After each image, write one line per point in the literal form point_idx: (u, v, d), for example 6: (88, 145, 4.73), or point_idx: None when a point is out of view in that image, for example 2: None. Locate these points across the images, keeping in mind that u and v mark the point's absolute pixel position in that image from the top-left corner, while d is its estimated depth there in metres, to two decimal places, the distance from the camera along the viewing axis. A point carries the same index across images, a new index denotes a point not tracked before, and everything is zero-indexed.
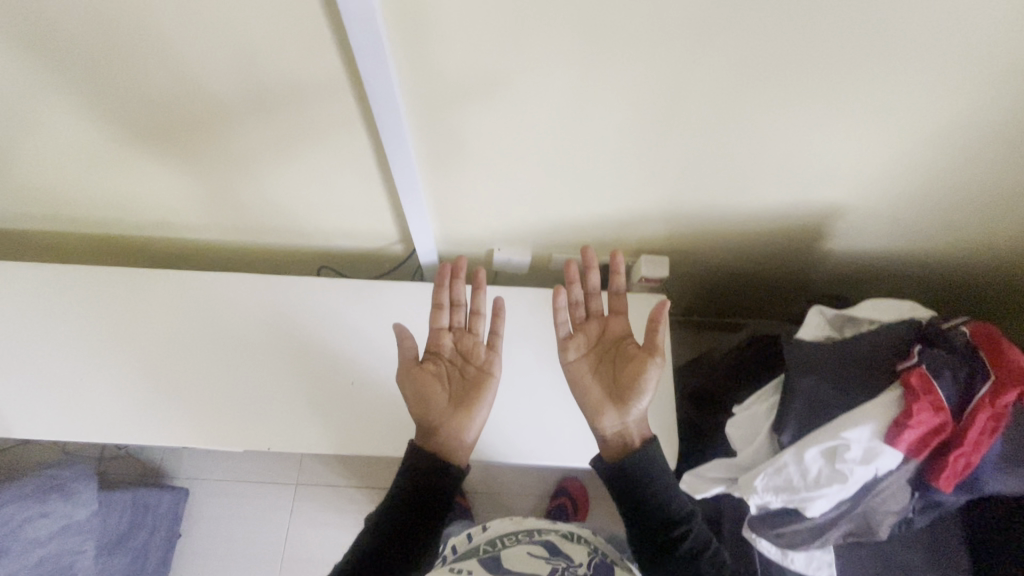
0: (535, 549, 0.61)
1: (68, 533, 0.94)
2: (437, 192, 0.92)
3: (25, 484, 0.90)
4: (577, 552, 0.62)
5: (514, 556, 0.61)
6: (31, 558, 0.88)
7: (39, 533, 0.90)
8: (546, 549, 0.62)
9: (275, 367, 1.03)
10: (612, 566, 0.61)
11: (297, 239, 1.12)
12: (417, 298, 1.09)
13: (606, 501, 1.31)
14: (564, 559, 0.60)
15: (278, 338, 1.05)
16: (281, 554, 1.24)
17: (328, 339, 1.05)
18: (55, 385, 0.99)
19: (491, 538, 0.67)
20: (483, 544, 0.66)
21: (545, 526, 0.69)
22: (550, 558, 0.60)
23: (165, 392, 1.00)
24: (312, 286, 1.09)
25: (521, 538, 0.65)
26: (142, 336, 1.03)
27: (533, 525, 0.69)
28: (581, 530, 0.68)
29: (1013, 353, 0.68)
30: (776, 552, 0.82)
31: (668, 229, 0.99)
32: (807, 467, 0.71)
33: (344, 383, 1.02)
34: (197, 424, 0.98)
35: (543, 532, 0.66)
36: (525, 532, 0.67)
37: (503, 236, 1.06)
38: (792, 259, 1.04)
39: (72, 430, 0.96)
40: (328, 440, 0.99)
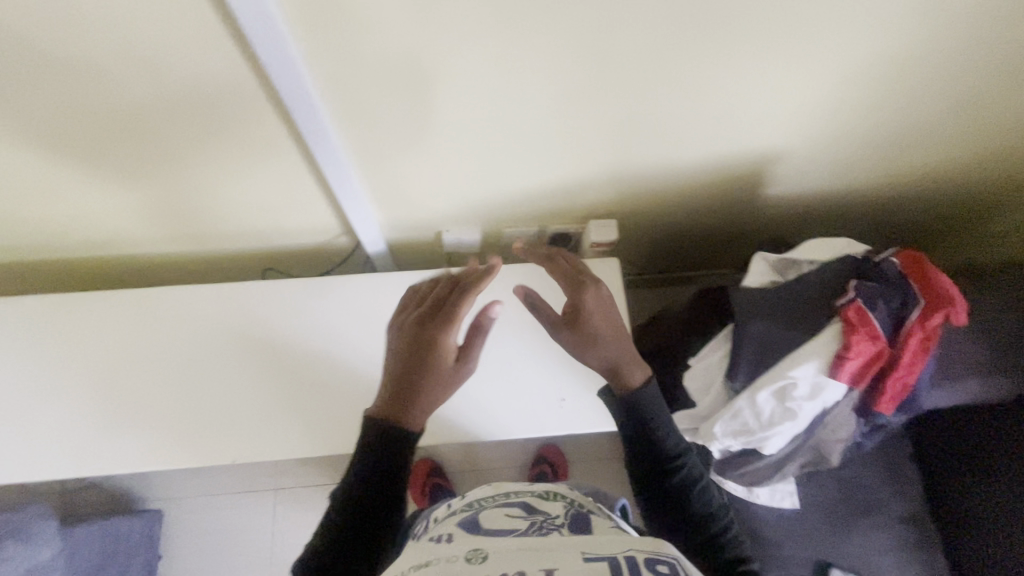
0: (512, 511, 0.59)
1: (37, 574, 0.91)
2: (373, 180, 0.89)
3: None
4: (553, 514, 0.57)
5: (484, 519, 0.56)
6: None
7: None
8: (523, 509, 0.59)
9: (234, 378, 1.00)
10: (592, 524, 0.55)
11: (234, 242, 1.06)
12: (369, 289, 1.06)
13: (583, 461, 1.34)
14: (540, 514, 0.58)
15: (234, 348, 1.01)
16: (271, 559, 1.23)
17: (284, 342, 1.02)
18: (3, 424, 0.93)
19: (468, 503, 0.63)
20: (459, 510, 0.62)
21: (524, 489, 0.63)
22: (528, 516, 0.58)
23: (115, 419, 0.96)
24: (260, 290, 1.05)
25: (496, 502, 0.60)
26: (81, 365, 0.98)
27: (511, 489, 0.63)
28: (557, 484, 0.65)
29: (939, 276, 0.72)
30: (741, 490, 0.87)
31: (613, 191, 0.99)
32: (761, 409, 0.74)
33: (306, 385, 1.00)
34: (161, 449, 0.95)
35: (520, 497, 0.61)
36: (501, 497, 0.62)
37: (448, 217, 1.03)
38: (735, 207, 1.05)
39: (22, 469, 0.91)
40: (302, 444, 0.97)
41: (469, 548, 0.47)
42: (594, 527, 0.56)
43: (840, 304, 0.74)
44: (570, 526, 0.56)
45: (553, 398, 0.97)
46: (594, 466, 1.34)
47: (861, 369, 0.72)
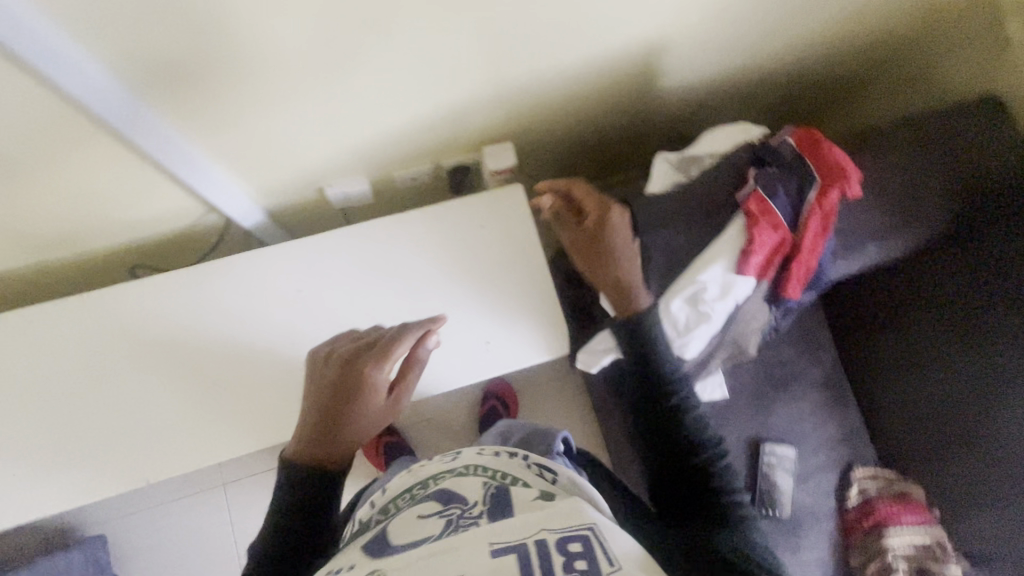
0: (427, 509, 0.48)
1: None
2: (217, 149, 0.75)
3: None
4: (469, 490, 0.50)
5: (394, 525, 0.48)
6: None
7: None
8: (439, 501, 0.49)
9: (132, 400, 0.90)
10: (511, 502, 0.48)
11: (83, 251, 0.91)
12: (258, 266, 0.95)
13: (532, 387, 1.35)
14: (458, 506, 0.48)
15: (121, 368, 0.91)
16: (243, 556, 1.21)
17: (178, 347, 0.92)
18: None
19: (382, 508, 0.52)
20: (371, 520, 0.51)
21: (439, 465, 0.54)
22: (444, 511, 0.48)
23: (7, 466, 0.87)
24: (132, 299, 0.92)
25: (409, 495, 0.51)
26: None
27: (426, 470, 0.54)
28: (484, 454, 0.54)
29: (833, 151, 0.71)
30: None
31: (500, 113, 0.89)
32: (677, 319, 0.73)
33: (214, 384, 0.92)
34: (76, 488, 0.89)
35: (435, 480, 0.52)
36: (415, 484, 0.52)
37: (325, 172, 0.91)
38: (635, 106, 0.98)
39: None
40: (230, 450, 0.92)
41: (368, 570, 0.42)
42: (519, 505, 0.47)
43: (741, 195, 0.72)
44: (492, 513, 0.46)
45: (479, 342, 0.93)
46: (543, 390, 1.36)
47: (765, 258, 0.72)
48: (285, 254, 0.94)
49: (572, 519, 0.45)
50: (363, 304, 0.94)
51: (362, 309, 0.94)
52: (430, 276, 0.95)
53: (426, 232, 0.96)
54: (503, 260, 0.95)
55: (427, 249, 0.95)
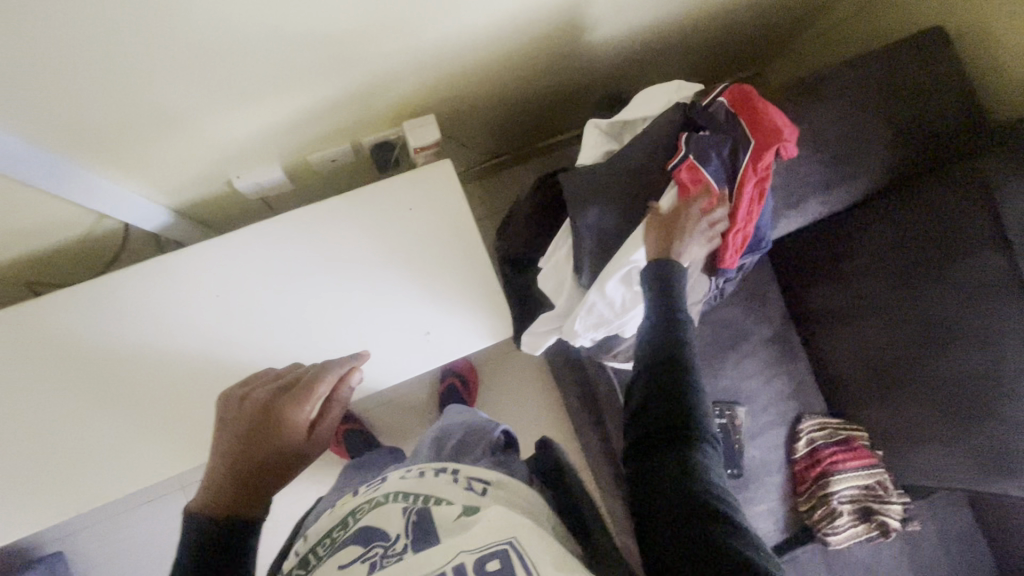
0: (345, 556, 0.43)
1: None
2: (80, 146, 0.66)
3: None
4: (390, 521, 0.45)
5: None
6: None
7: None
8: (359, 544, 0.44)
9: (47, 429, 0.83)
10: (433, 530, 0.43)
11: None
12: (170, 272, 0.86)
13: (492, 362, 1.33)
14: (379, 544, 0.43)
15: (28, 396, 0.83)
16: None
17: (89, 367, 0.84)
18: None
19: (300, 561, 0.46)
20: (292, 573, 0.46)
21: (362, 498, 0.49)
22: (363, 555, 0.43)
23: None
24: (29, 320, 0.83)
25: (328, 539, 0.46)
26: None
27: (350, 507, 0.49)
28: (408, 478, 0.50)
29: (765, 109, 0.66)
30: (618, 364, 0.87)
31: (415, 81, 0.80)
32: (612, 300, 0.70)
33: (139, 402, 0.86)
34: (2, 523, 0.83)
35: (354, 515, 0.48)
36: (336, 525, 0.48)
37: (228, 162, 0.82)
38: (567, 62, 0.90)
39: None
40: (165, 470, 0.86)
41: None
42: (442, 529, 0.43)
43: (671, 165, 0.68)
44: (416, 546, 0.42)
45: (419, 334, 0.89)
46: (504, 363, 1.34)
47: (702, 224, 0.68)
48: (196, 256, 0.86)
49: (491, 532, 0.41)
50: (291, 303, 0.88)
51: (290, 307, 0.87)
52: (360, 267, 0.88)
53: (350, 219, 0.89)
54: (436, 243, 0.89)
55: (353, 237, 0.88)
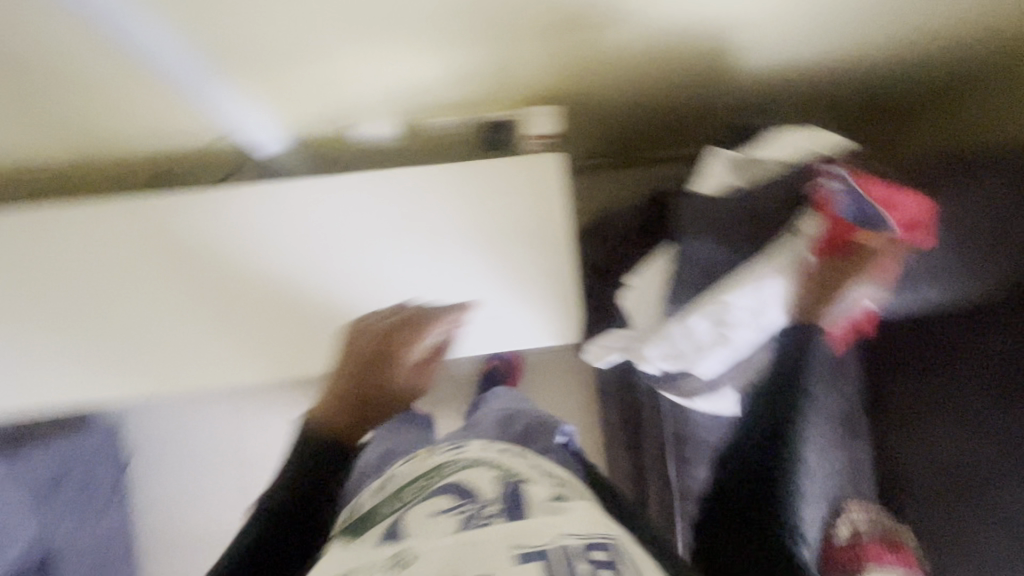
0: (441, 504, 0.48)
1: None
2: (236, 59, 0.70)
3: None
4: (483, 488, 0.50)
5: (408, 518, 0.47)
6: None
7: None
8: (454, 497, 0.48)
9: (145, 315, 0.91)
10: (525, 499, 0.48)
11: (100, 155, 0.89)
12: (273, 197, 0.90)
13: (540, 356, 1.33)
14: (471, 502, 0.48)
15: (135, 282, 0.90)
16: (241, 468, 1.27)
17: (193, 268, 0.90)
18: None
19: (391, 496, 0.51)
20: (381, 505, 0.51)
21: (449, 458, 0.55)
22: (460, 507, 0.47)
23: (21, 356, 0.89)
24: (151, 213, 0.90)
25: (418, 485, 0.51)
26: None
27: (434, 463, 0.55)
28: (488, 451, 0.56)
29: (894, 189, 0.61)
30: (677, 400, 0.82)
31: (548, 60, 0.80)
32: (694, 332, 0.68)
33: (223, 308, 0.91)
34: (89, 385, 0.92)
35: (445, 471, 0.52)
36: (424, 475, 0.53)
37: (353, 104, 0.85)
38: (701, 75, 0.88)
39: None
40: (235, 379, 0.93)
41: (392, 552, 0.44)
42: (534, 506, 0.47)
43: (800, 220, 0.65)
44: (510, 512, 0.46)
45: (489, 316, 0.91)
46: (551, 360, 1.33)
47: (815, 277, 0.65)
48: (306, 189, 0.90)
49: (589, 528, 0.45)
50: (377, 253, 0.91)
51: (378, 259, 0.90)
52: (451, 237, 0.90)
53: (454, 187, 0.90)
54: (529, 232, 0.90)
55: (452, 206, 0.90)
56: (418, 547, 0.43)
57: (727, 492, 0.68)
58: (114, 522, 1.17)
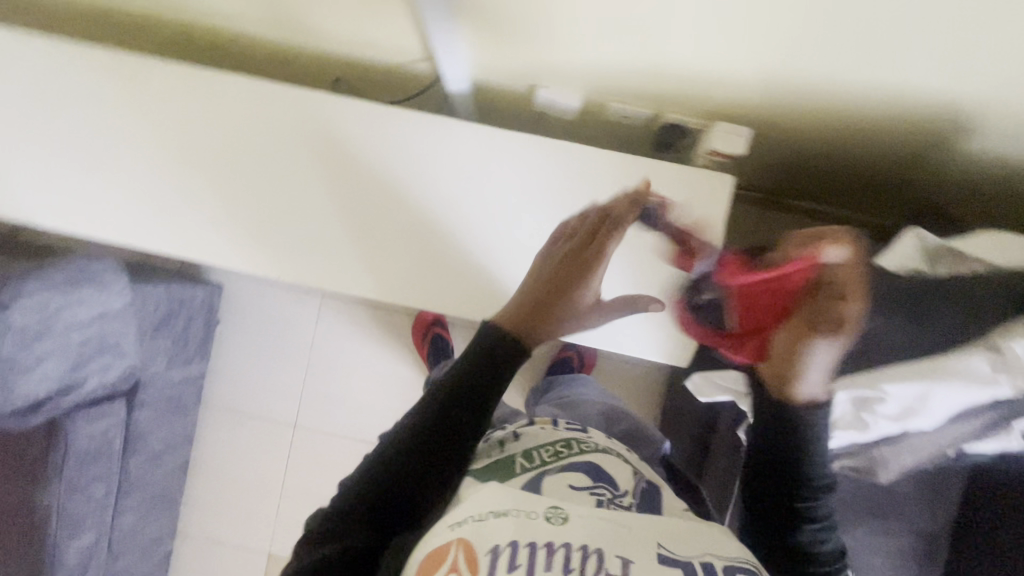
0: (576, 480, 0.51)
1: (107, 319, 0.95)
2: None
3: (54, 272, 0.86)
4: (622, 477, 0.53)
5: (551, 482, 0.51)
6: (75, 337, 0.89)
7: (80, 317, 0.89)
8: (591, 476, 0.52)
9: (291, 203, 0.94)
10: (660, 502, 0.52)
11: (297, 45, 0.90)
12: (443, 133, 0.92)
13: (612, 359, 1.33)
14: (608, 489, 0.51)
15: (293, 172, 0.94)
16: (314, 365, 1.37)
17: (347, 176, 0.93)
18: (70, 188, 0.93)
19: (526, 453, 0.56)
20: (516, 456, 0.55)
21: (582, 436, 0.60)
22: (594, 488, 0.50)
23: (176, 207, 0.94)
24: (328, 113, 0.93)
25: (557, 453, 0.55)
26: (144, 142, 0.94)
27: (566, 436, 0.59)
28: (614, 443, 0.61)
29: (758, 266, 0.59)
30: None
31: (768, 87, 0.76)
32: (831, 408, 0.65)
33: (361, 222, 0.93)
34: (221, 251, 0.95)
35: (583, 447, 0.56)
36: (560, 444, 0.57)
37: (551, 69, 0.84)
38: (913, 146, 0.82)
39: (94, 227, 0.95)
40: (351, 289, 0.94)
41: (547, 504, 0.46)
42: (667, 510, 0.51)
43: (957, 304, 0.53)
44: (643, 509, 0.50)
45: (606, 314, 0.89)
46: (621, 366, 1.33)
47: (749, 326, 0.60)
48: (476, 136, 0.91)
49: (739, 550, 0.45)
50: (520, 218, 0.91)
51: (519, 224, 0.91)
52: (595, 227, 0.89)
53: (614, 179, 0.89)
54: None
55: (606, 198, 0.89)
56: (569, 508, 0.45)
57: (753, 494, 0.58)
58: (196, 373, 1.28)
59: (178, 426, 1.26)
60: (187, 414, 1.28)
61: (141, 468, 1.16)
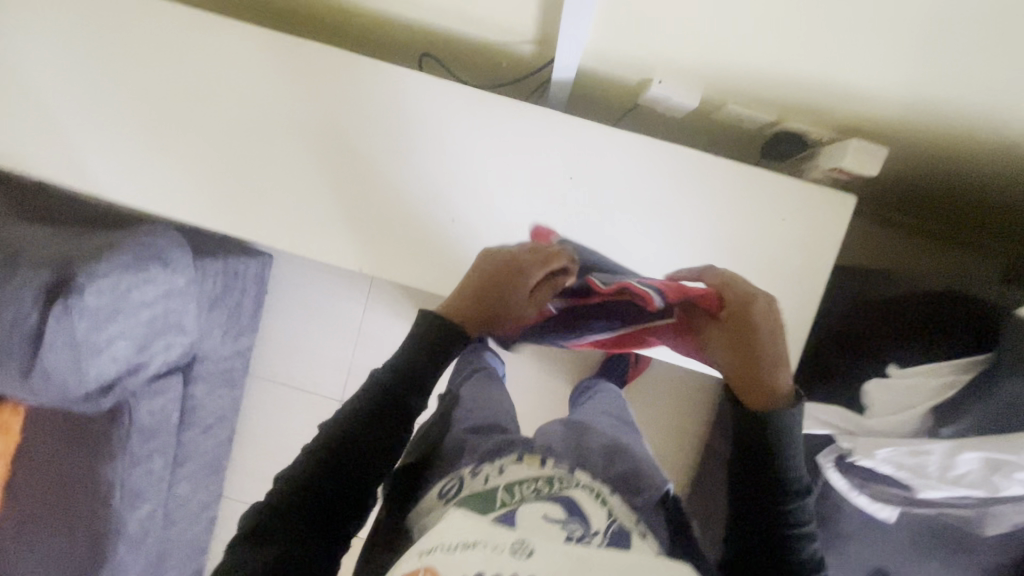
0: (553, 512, 0.46)
1: (173, 297, 0.91)
2: None
3: (121, 253, 0.83)
4: (598, 513, 0.47)
5: (525, 516, 0.46)
6: (143, 316, 0.86)
7: (149, 297, 0.86)
8: (565, 512, 0.46)
9: (361, 191, 0.87)
10: (634, 538, 0.46)
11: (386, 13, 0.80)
12: (539, 126, 0.83)
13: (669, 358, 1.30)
14: (577, 525, 0.45)
15: (368, 158, 0.86)
16: (364, 343, 1.34)
17: (426, 169, 0.86)
18: (134, 158, 0.87)
19: (507, 486, 0.50)
20: (497, 490, 0.50)
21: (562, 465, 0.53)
22: (566, 521, 0.45)
23: (243, 187, 0.88)
24: (411, 100, 0.84)
25: (537, 486, 0.49)
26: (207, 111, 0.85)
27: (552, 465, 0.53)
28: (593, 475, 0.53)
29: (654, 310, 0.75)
30: (846, 487, 0.83)
31: (926, 108, 0.68)
32: (953, 466, 0.63)
33: (443, 217, 0.87)
34: (263, 230, 0.89)
35: (565, 480, 0.50)
36: (543, 477, 0.51)
37: (676, 64, 0.75)
38: None
39: (155, 201, 0.89)
40: (422, 286, 0.90)
41: (515, 537, 0.42)
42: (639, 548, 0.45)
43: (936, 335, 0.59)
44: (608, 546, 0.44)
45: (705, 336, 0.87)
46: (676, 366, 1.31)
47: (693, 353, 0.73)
48: (577, 131, 0.83)
49: None
50: (616, 226, 0.85)
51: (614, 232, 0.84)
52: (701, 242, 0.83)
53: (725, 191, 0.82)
54: (784, 271, 0.82)
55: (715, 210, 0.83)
56: (533, 540, 0.42)
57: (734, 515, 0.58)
58: (245, 345, 1.25)
59: (228, 398, 1.24)
60: (235, 385, 1.26)
61: (196, 439, 1.16)
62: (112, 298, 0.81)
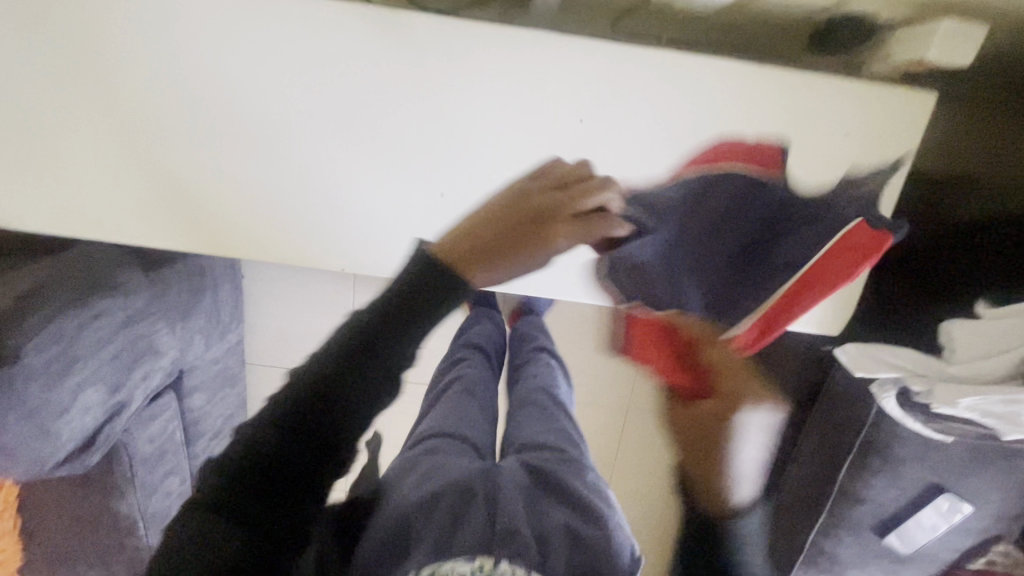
0: None
1: (133, 325, 0.80)
2: None
3: (61, 293, 0.73)
4: None
5: None
6: (105, 356, 0.75)
7: (105, 332, 0.76)
8: None
9: (330, 177, 0.76)
10: None
11: None
12: (539, 61, 0.69)
13: None
14: None
15: (262, 145, 0.74)
16: None
17: (330, 154, 0.75)
18: (72, 175, 0.76)
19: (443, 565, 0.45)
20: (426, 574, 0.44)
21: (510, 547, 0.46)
22: None
23: (198, 195, 0.77)
24: (330, 67, 0.70)
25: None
26: (136, 111, 0.73)
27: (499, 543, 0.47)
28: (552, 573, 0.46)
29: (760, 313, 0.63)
30: (898, 412, 0.81)
31: None
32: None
33: (432, 195, 0.77)
34: (109, 220, 0.79)
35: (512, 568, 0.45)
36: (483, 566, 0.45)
37: None
38: None
39: (107, 221, 0.79)
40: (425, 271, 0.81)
41: None
42: None
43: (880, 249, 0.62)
44: None
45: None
46: None
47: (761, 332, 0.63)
48: (586, 62, 0.69)
49: None
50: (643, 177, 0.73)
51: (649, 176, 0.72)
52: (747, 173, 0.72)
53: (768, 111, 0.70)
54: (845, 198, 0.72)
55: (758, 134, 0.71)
56: None
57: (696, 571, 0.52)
58: (234, 340, 1.13)
59: (234, 396, 1.16)
60: (238, 381, 1.17)
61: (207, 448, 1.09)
62: (62, 345, 0.70)
